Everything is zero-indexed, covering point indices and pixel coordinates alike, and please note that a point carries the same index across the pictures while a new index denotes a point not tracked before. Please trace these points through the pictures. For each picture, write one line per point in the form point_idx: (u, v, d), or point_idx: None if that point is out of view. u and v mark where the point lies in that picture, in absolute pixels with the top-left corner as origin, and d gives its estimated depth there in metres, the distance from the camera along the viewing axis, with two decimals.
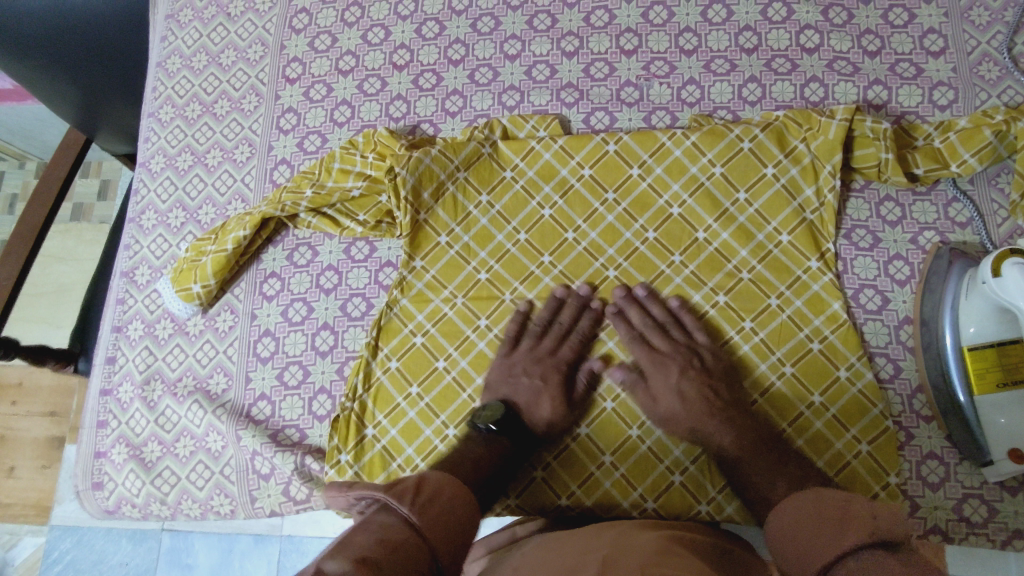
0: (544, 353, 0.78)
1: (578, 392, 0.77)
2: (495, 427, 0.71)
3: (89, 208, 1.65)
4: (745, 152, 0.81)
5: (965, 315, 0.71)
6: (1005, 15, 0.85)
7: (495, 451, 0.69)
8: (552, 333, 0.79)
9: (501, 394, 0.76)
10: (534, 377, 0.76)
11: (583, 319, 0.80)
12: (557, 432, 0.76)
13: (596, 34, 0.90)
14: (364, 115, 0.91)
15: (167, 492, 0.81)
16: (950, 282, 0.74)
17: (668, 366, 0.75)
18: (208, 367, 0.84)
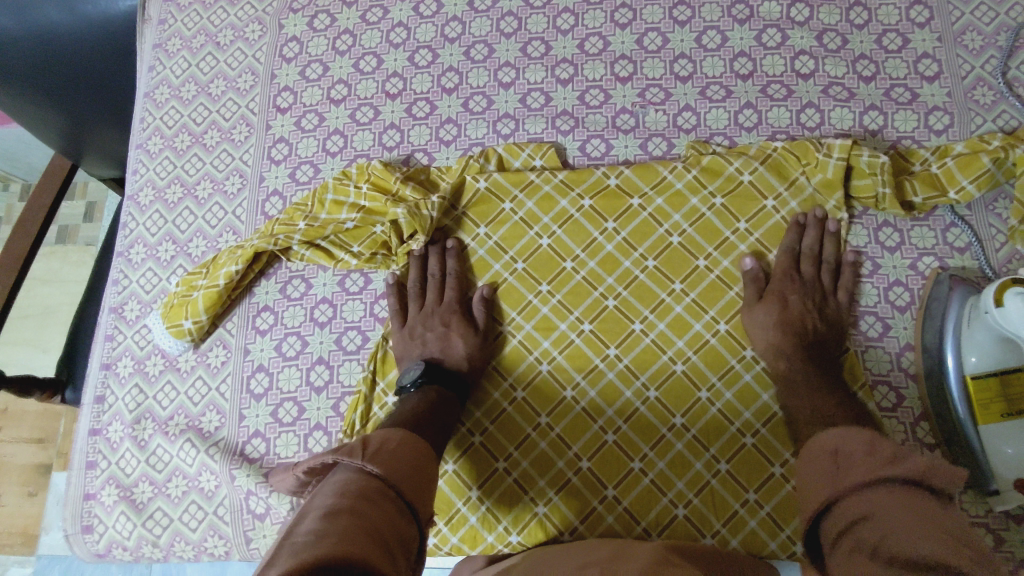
0: (433, 305, 0.81)
1: (481, 321, 0.80)
2: (423, 379, 0.75)
3: (74, 231, 1.62)
4: (744, 183, 0.81)
5: (966, 343, 0.71)
6: (997, 40, 0.85)
7: (432, 397, 0.73)
8: (431, 287, 0.82)
9: (413, 355, 0.79)
10: (436, 325, 0.79)
11: (451, 260, 0.82)
12: (481, 364, 0.79)
13: (590, 62, 0.90)
14: (357, 145, 0.89)
15: (159, 534, 0.78)
16: (952, 308, 0.74)
17: (785, 287, 0.77)
18: (201, 404, 0.82)
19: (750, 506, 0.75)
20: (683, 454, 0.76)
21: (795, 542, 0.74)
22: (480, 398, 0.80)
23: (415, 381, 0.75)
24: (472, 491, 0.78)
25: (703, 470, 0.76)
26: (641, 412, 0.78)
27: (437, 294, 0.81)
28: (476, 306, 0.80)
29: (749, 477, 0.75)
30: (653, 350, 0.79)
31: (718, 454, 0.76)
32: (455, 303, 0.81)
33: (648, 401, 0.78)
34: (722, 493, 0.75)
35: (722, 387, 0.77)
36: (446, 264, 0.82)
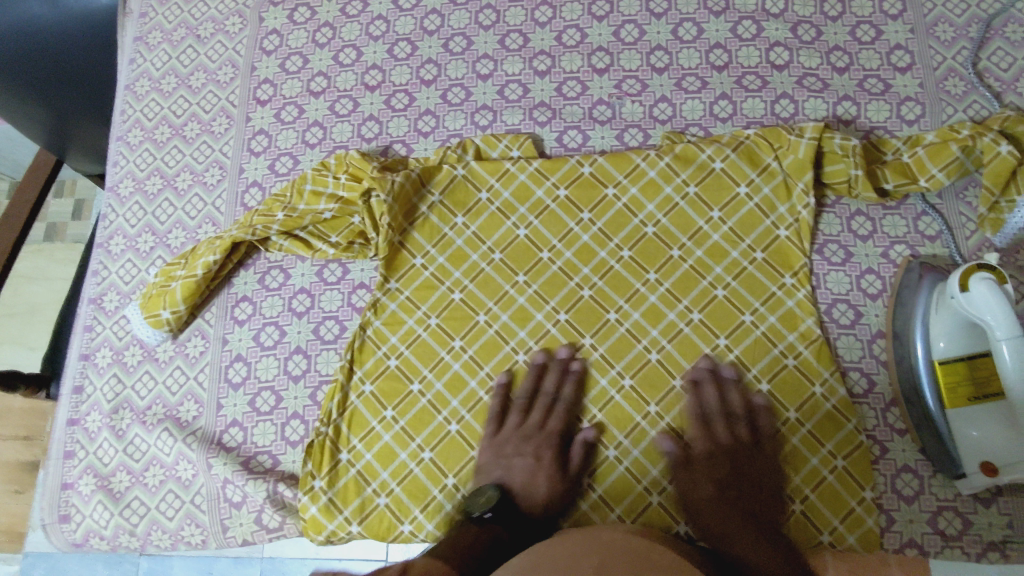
0: (535, 428, 0.76)
1: (574, 462, 0.74)
2: (490, 514, 0.67)
3: (61, 228, 1.62)
4: (717, 172, 0.82)
5: (935, 328, 0.71)
6: (969, 31, 0.86)
7: (490, 531, 0.63)
8: (539, 406, 0.77)
9: (492, 478, 0.73)
10: (527, 455, 0.74)
11: (566, 385, 0.77)
12: (558, 506, 0.73)
13: (568, 54, 0.90)
14: (336, 136, 0.90)
15: (136, 523, 0.79)
16: (921, 295, 0.74)
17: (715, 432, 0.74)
18: (179, 394, 0.83)
19: None
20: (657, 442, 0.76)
21: None
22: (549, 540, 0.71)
23: (485, 515, 0.67)
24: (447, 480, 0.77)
25: None
26: (616, 400, 0.78)
27: (498, 411, 0.77)
28: (576, 445, 0.75)
29: None
30: (629, 339, 0.79)
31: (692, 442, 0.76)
32: (546, 432, 0.75)
33: (623, 390, 0.78)
34: None
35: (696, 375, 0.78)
36: (525, 385, 0.78)
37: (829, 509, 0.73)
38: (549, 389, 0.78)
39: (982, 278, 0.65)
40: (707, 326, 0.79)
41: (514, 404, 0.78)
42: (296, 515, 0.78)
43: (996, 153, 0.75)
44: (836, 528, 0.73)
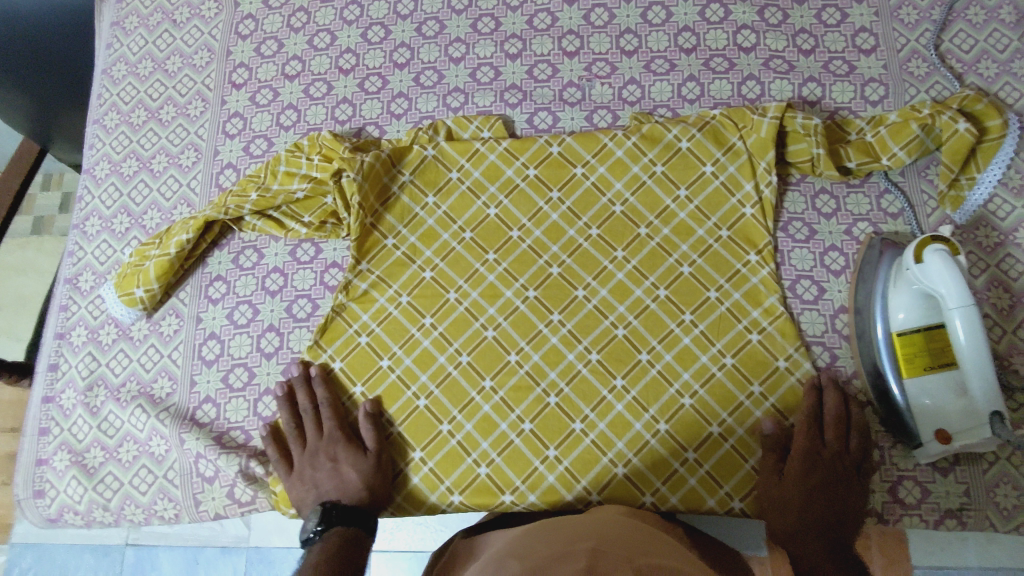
0: (314, 439, 0.77)
1: (370, 443, 0.76)
2: (323, 526, 0.71)
3: (50, 221, 1.63)
4: (683, 151, 0.83)
5: (894, 302, 0.72)
6: (932, 14, 0.88)
7: (332, 545, 0.68)
8: (305, 422, 0.78)
9: (313, 496, 0.75)
10: (323, 462, 0.76)
11: (316, 389, 0.79)
12: (382, 492, 0.75)
13: (539, 37, 0.92)
14: (310, 119, 0.91)
15: (110, 498, 0.80)
16: (882, 270, 0.75)
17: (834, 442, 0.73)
18: (153, 371, 0.84)
19: (689, 465, 0.76)
20: (623, 416, 0.77)
21: (733, 497, 0.75)
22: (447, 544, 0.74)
23: (314, 532, 0.70)
24: (415, 453, 0.79)
25: (642, 430, 0.77)
26: (582, 374, 0.79)
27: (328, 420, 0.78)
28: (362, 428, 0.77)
29: (688, 436, 0.76)
30: (595, 315, 0.81)
31: (657, 415, 0.77)
32: (336, 431, 0.77)
33: (590, 364, 0.79)
34: (662, 452, 0.76)
35: (662, 349, 0.79)
36: (315, 393, 0.79)
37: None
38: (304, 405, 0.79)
39: (936, 249, 0.66)
40: (673, 302, 0.80)
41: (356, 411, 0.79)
42: (268, 490, 0.79)
43: (954, 130, 0.77)
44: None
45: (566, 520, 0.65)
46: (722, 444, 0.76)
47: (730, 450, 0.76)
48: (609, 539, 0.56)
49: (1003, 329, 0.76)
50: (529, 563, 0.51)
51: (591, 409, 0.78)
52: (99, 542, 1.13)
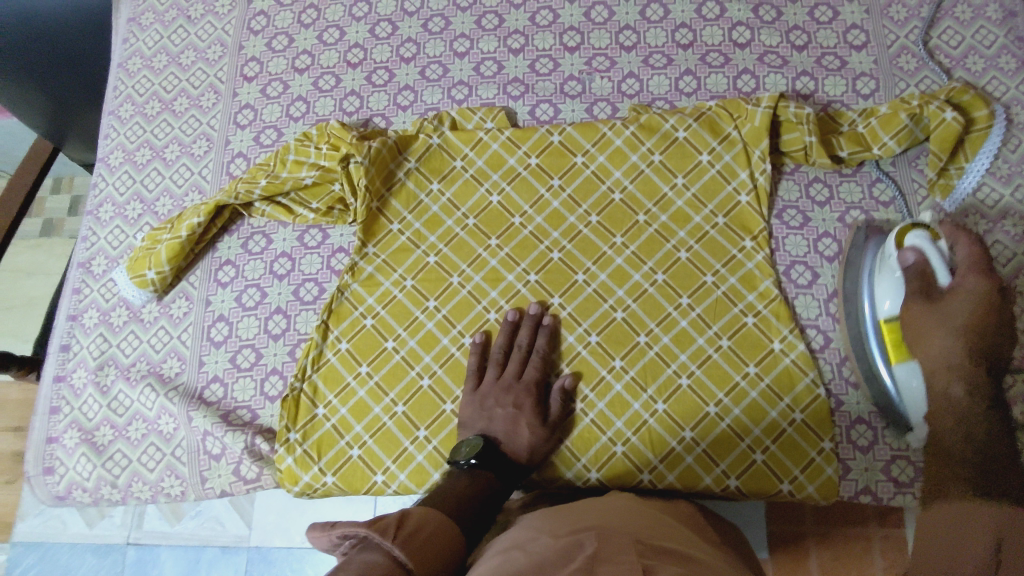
0: (511, 379, 0.78)
1: (554, 414, 0.77)
2: (477, 461, 0.70)
3: (60, 223, 1.66)
4: (680, 141, 0.86)
5: (879, 290, 0.75)
6: (921, 12, 0.91)
7: (482, 483, 0.68)
8: (513, 358, 0.79)
9: (477, 428, 0.75)
10: (508, 404, 0.76)
11: (541, 337, 0.80)
12: (540, 457, 0.76)
13: (541, 33, 0.95)
14: (319, 110, 0.94)
15: (118, 475, 0.81)
16: (866, 262, 0.78)
17: (982, 287, 0.70)
18: (162, 352, 0.86)
19: (686, 443, 0.77)
20: (622, 395, 0.79)
21: (729, 475, 0.76)
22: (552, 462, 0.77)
23: (470, 461, 0.70)
24: (419, 431, 0.79)
25: (640, 410, 0.78)
26: (582, 355, 0.81)
27: (476, 367, 0.80)
28: (555, 396, 0.78)
29: (685, 415, 0.78)
30: (595, 298, 0.83)
31: (655, 395, 0.79)
32: (534, 384, 0.78)
33: (590, 346, 0.81)
34: (659, 431, 0.78)
35: (660, 331, 0.81)
36: (537, 340, 0.80)
37: (789, 459, 0.75)
38: (521, 344, 0.80)
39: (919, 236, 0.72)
40: (671, 286, 0.82)
41: (513, 353, 0.80)
42: (273, 467, 0.80)
43: (941, 119, 0.80)
44: (794, 478, 0.75)
45: (570, 505, 0.65)
46: (718, 423, 0.77)
47: (727, 429, 0.77)
48: (613, 526, 0.57)
49: None
50: (538, 546, 0.53)
51: (591, 389, 0.80)
52: (101, 543, 1.14)
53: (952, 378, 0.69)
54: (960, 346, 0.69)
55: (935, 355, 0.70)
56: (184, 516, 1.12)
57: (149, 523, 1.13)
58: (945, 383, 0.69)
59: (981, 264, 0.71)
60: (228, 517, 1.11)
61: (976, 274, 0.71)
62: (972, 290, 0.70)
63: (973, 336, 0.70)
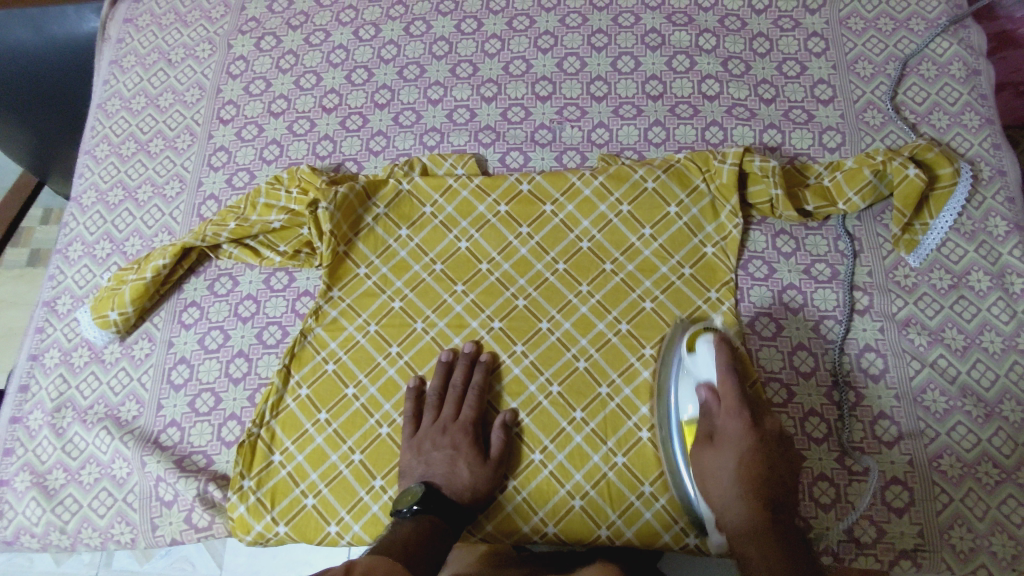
0: (447, 421, 0.77)
1: (495, 450, 0.76)
2: (419, 507, 0.70)
3: (45, 254, 1.66)
4: (648, 192, 0.86)
5: (682, 394, 0.75)
6: (886, 69, 0.92)
7: (426, 526, 0.68)
8: (449, 399, 0.79)
9: (416, 474, 0.75)
10: (445, 445, 0.75)
11: (476, 374, 0.80)
12: (485, 495, 0.75)
13: (514, 82, 0.96)
14: (292, 154, 0.95)
15: (67, 520, 0.79)
16: (674, 364, 0.78)
17: (746, 430, 0.68)
18: (121, 394, 0.84)
19: (645, 498, 0.76)
20: (582, 447, 0.78)
21: (688, 533, 0.74)
22: (476, 524, 0.76)
23: (412, 509, 0.70)
24: (375, 480, 0.78)
25: (600, 462, 0.77)
26: (543, 406, 0.80)
27: (412, 414, 0.79)
28: (496, 433, 0.77)
29: (644, 469, 0.76)
30: (558, 347, 0.82)
31: (615, 447, 0.77)
32: (471, 423, 0.77)
33: (551, 395, 0.80)
34: (619, 485, 0.76)
35: (621, 382, 0.80)
36: (472, 377, 0.80)
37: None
38: (456, 385, 0.79)
39: (705, 339, 0.74)
40: (634, 336, 0.82)
41: (448, 394, 0.79)
42: (225, 515, 0.78)
43: (905, 175, 0.81)
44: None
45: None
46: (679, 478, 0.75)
47: None
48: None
49: (957, 369, 0.77)
50: None
51: (535, 431, 0.79)
52: None
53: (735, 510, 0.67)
54: (739, 496, 0.67)
55: (722, 498, 0.68)
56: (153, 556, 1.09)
57: (118, 562, 1.10)
58: (732, 518, 0.67)
59: (738, 404, 0.69)
60: (200, 557, 1.07)
61: (731, 381, 0.70)
62: (734, 433, 0.69)
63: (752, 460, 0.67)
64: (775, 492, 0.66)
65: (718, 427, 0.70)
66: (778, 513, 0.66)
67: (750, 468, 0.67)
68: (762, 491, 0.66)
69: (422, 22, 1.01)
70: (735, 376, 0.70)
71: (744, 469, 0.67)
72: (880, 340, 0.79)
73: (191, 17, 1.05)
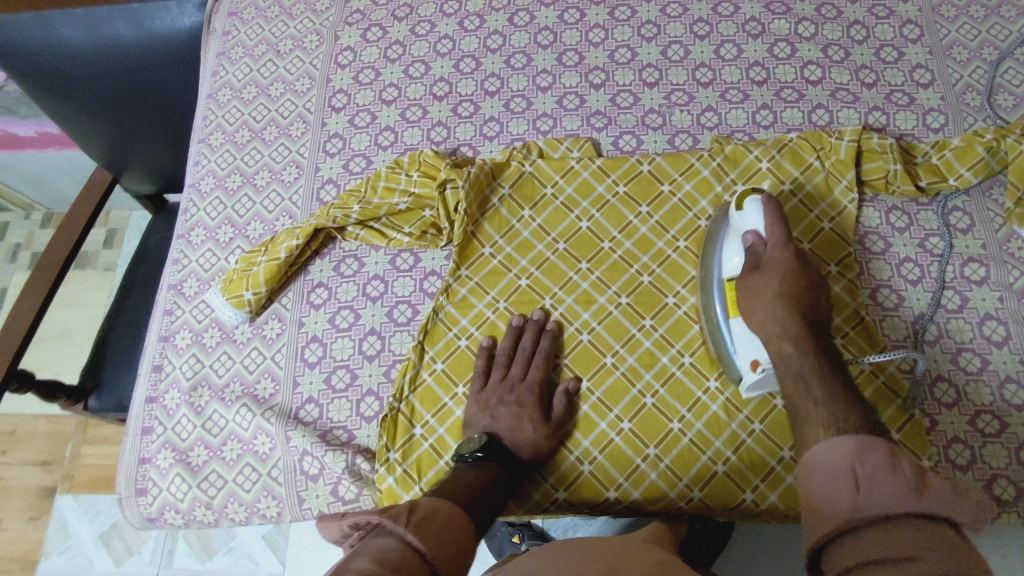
0: (515, 379, 0.80)
1: (557, 412, 0.80)
2: (482, 454, 0.74)
3: (94, 256, 1.66)
4: (764, 170, 0.89)
5: (728, 250, 0.78)
6: (982, 54, 0.96)
7: (489, 475, 0.72)
8: (518, 358, 0.82)
9: (481, 426, 0.78)
10: (511, 402, 0.79)
11: (544, 340, 0.83)
12: (544, 454, 0.79)
13: (621, 69, 0.99)
14: (407, 139, 0.97)
15: (214, 496, 0.81)
16: (723, 226, 0.82)
17: (791, 260, 0.72)
18: (256, 372, 0.86)
19: (787, 463, 0.78)
20: (718, 416, 0.80)
21: None
22: (523, 495, 0.79)
23: (476, 455, 0.74)
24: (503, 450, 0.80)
25: (738, 429, 0.79)
26: (676, 377, 0.82)
27: (482, 369, 0.82)
28: (558, 396, 0.80)
29: (782, 435, 0.79)
30: (686, 320, 0.84)
31: (752, 415, 0.80)
32: (538, 384, 0.80)
33: (684, 367, 0.82)
34: (758, 450, 0.79)
35: None
36: (540, 341, 0.83)
37: (915, 450, 0.77)
38: (527, 348, 0.82)
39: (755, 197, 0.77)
40: None
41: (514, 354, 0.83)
42: (373, 487, 0.80)
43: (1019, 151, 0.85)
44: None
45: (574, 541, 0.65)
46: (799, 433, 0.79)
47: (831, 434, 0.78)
48: (623, 559, 0.58)
49: None
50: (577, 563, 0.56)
51: (597, 390, 0.82)
52: None
53: (786, 349, 0.68)
54: (783, 308, 0.69)
55: (765, 320, 0.70)
56: (216, 553, 1.26)
57: (179, 561, 1.27)
58: (779, 341, 0.68)
59: (784, 241, 0.73)
60: (261, 555, 1.24)
61: (783, 244, 0.73)
62: (781, 261, 0.72)
63: (800, 308, 0.69)
64: (817, 328, 0.69)
65: (765, 258, 0.73)
66: (815, 321, 0.69)
67: (793, 288, 0.70)
68: (807, 315, 0.69)
69: (525, 13, 1.04)
70: (782, 221, 0.74)
71: (793, 312, 0.69)
72: (1001, 309, 0.83)
73: (296, 11, 1.08)
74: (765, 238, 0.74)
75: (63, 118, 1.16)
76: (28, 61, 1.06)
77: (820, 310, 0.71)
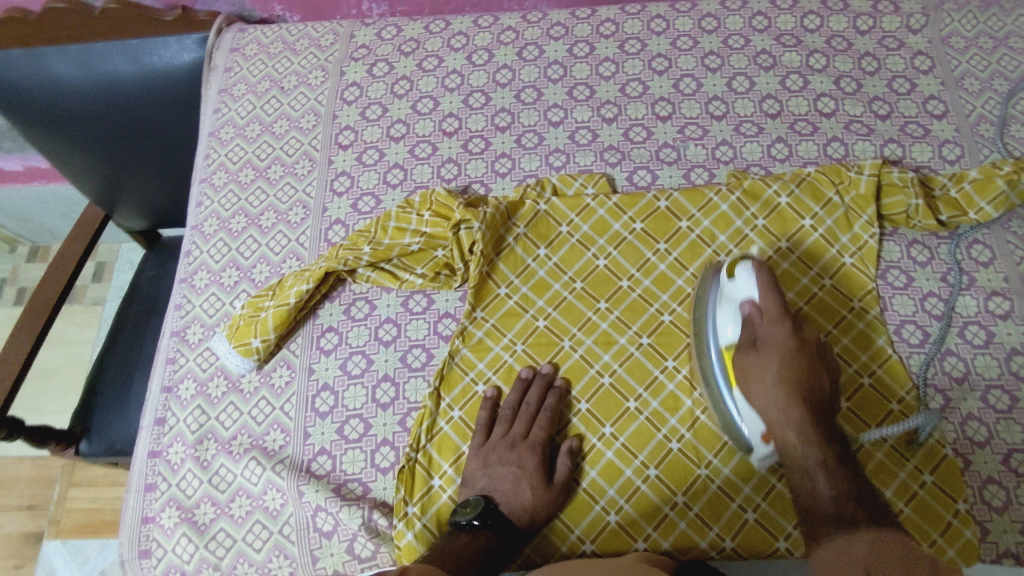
0: (517, 438, 0.77)
1: (559, 475, 0.76)
2: (478, 522, 0.71)
3: (82, 291, 1.61)
4: (783, 206, 0.88)
5: (721, 318, 0.75)
6: (994, 85, 0.96)
7: (479, 544, 0.69)
8: (521, 416, 0.79)
9: (479, 486, 0.75)
10: (511, 462, 0.75)
11: (551, 397, 0.80)
12: (543, 519, 0.75)
13: (633, 103, 0.98)
14: (417, 177, 0.95)
15: (222, 556, 0.77)
16: (711, 291, 0.78)
17: (789, 335, 0.69)
18: (265, 424, 0.82)
19: None
20: (747, 460, 0.77)
21: None
22: (550, 549, 0.76)
23: (471, 523, 0.71)
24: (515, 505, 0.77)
25: (768, 474, 0.76)
26: (702, 420, 0.79)
27: (485, 423, 0.79)
28: (561, 459, 0.77)
29: None
30: None
31: None
32: (541, 444, 0.77)
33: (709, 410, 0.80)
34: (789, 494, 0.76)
35: None
36: (545, 398, 0.80)
37: (949, 493, 0.75)
38: (532, 406, 0.79)
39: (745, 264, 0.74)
40: None
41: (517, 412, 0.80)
42: (391, 543, 0.76)
43: None
44: (958, 510, 0.74)
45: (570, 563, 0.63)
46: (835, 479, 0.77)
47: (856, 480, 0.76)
48: None
49: None
50: None
51: (620, 436, 0.79)
52: None
53: (790, 428, 0.67)
54: (786, 393, 0.67)
55: (767, 394, 0.68)
56: None
57: None
58: (785, 431, 0.67)
59: (780, 313, 0.70)
60: None
61: (781, 320, 0.70)
62: (781, 340, 0.69)
63: (799, 383, 0.67)
64: (816, 407, 0.67)
65: (763, 334, 0.70)
66: (815, 398, 0.67)
67: (796, 371, 0.68)
68: (807, 395, 0.67)
69: (534, 47, 1.03)
70: (777, 289, 0.71)
71: (794, 389, 0.67)
72: None
73: (300, 46, 1.07)
74: (762, 312, 0.71)
75: (56, 153, 1.13)
76: (22, 97, 1.03)
77: (821, 382, 0.68)
